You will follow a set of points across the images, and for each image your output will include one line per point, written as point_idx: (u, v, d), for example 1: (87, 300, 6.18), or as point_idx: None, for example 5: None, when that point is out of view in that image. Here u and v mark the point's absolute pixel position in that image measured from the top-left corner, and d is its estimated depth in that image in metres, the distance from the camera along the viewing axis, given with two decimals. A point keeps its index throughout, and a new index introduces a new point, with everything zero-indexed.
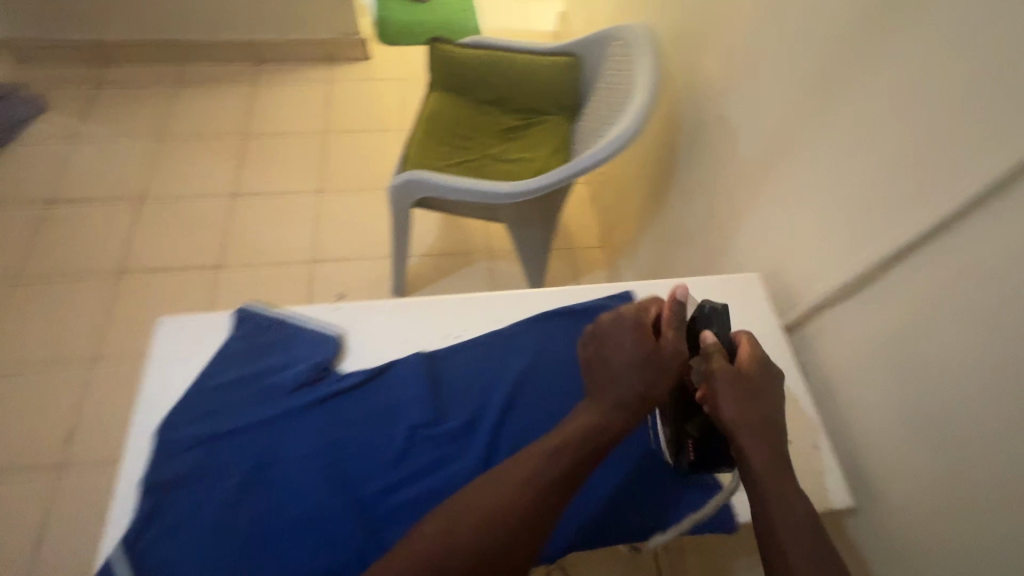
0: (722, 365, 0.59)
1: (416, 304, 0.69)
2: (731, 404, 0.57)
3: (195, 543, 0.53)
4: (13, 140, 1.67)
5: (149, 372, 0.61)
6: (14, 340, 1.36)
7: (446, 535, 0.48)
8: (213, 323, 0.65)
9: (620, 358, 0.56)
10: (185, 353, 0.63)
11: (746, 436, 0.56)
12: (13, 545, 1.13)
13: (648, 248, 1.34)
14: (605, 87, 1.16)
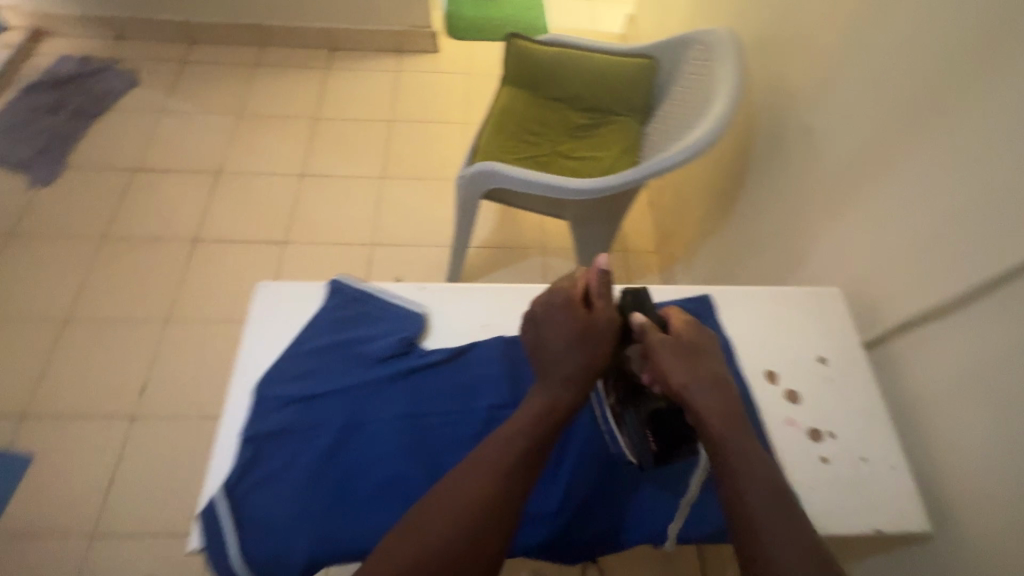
0: (656, 335, 0.61)
1: (496, 289, 0.72)
2: (677, 370, 0.58)
3: (289, 493, 0.56)
4: (106, 109, 1.79)
5: (250, 331, 0.66)
6: (98, 295, 1.45)
7: (420, 518, 0.50)
8: (310, 291, 0.69)
9: (560, 336, 0.60)
10: (282, 316, 0.67)
11: (697, 399, 0.57)
12: (86, 485, 1.22)
13: (709, 256, 1.33)
14: (682, 91, 1.16)
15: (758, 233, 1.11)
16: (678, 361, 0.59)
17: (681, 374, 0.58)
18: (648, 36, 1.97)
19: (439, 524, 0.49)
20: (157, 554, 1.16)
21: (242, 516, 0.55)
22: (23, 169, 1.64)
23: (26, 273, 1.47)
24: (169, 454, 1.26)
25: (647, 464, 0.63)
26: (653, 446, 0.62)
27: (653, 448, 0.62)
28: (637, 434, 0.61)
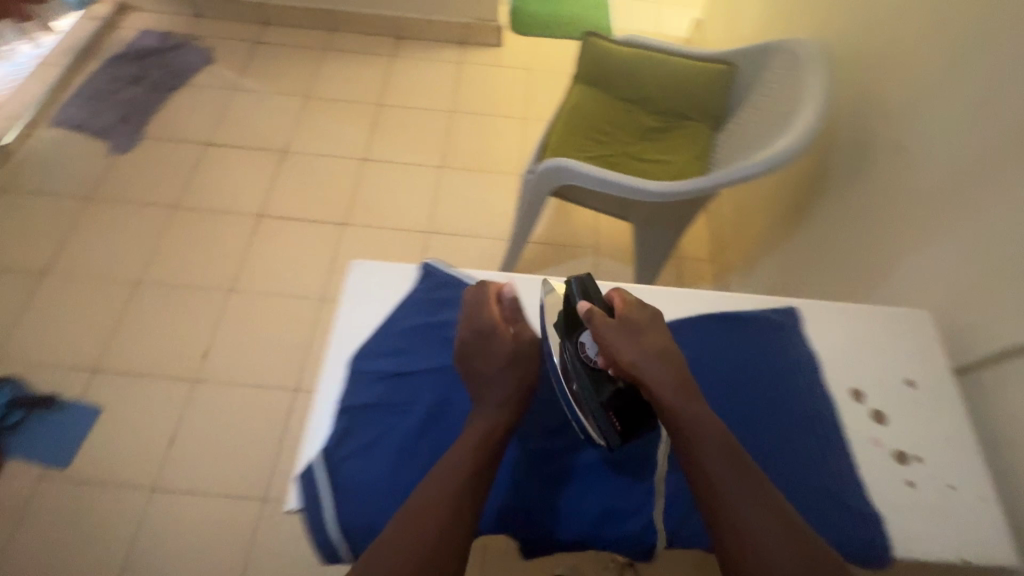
0: (600, 320, 0.62)
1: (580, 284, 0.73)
2: (625, 349, 0.61)
3: (382, 465, 0.59)
4: (182, 83, 1.86)
5: (345, 304, 0.68)
6: (168, 260, 1.52)
7: (404, 530, 0.50)
8: (402, 271, 0.72)
9: (483, 360, 0.63)
10: (375, 293, 0.70)
11: (649, 377, 0.60)
12: (149, 440, 1.27)
13: (771, 269, 1.30)
14: (760, 100, 1.14)
15: (829, 250, 1.09)
16: (625, 341, 0.61)
17: (630, 351, 0.61)
18: (714, 42, 1.95)
19: (410, 533, 0.50)
20: (211, 513, 1.21)
21: (338, 482, 0.58)
22: (104, 136, 1.72)
23: (103, 235, 1.54)
24: (226, 418, 1.31)
25: (614, 444, 0.62)
26: (618, 425, 0.62)
27: (619, 427, 0.61)
28: (603, 417, 0.61)
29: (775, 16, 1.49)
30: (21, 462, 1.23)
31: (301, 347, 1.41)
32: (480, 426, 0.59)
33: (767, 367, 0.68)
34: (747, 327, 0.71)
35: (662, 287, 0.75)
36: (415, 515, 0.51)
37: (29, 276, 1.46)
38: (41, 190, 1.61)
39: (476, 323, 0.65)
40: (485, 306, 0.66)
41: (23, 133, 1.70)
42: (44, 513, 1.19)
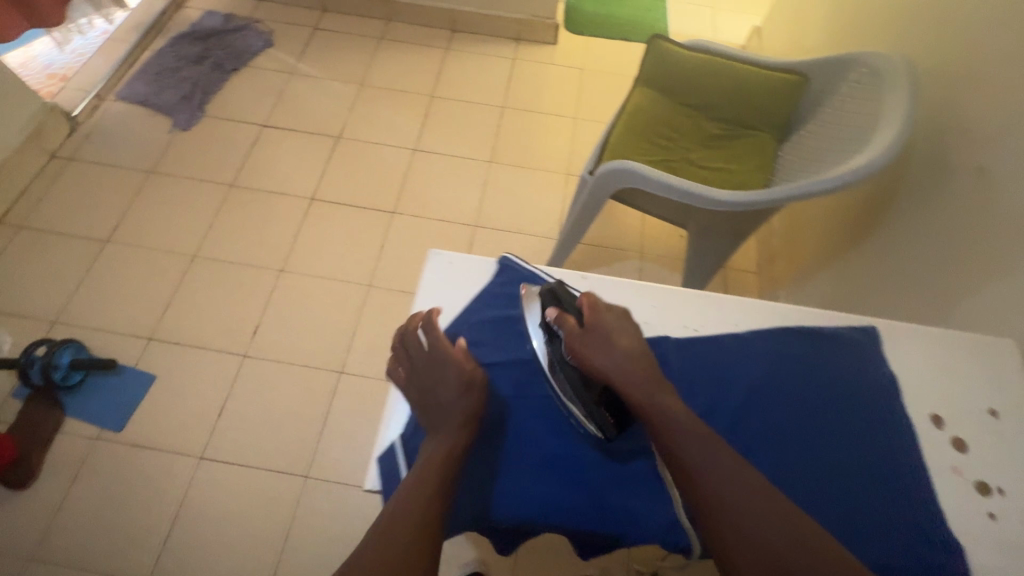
0: (569, 328, 0.66)
1: (654, 287, 0.74)
2: (594, 355, 0.64)
3: None
4: (243, 64, 1.90)
5: (423, 290, 0.75)
6: (223, 237, 1.56)
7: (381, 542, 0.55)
8: (479, 264, 0.77)
9: (437, 389, 0.67)
10: (451, 282, 0.76)
11: (619, 378, 0.63)
12: (199, 411, 1.31)
13: (826, 285, 1.27)
14: (835, 114, 1.12)
15: (893, 270, 1.06)
16: (594, 347, 0.65)
17: (598, 357, 0.64)
18: (773, 51, 1.91)
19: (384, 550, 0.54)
20: (255, 486, 1.24)
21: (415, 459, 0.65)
22: (167, 112, 1.77)
23: (163, 209, 1.59)
24: (273, 395, 1.34)
25: (611, 434, 0.65)
26: (611, 418, 0.65)
27: (612, 420, 0.65)
28: (596, 412, 0.64)
29: (844, 28, 1.46)
30: (80, 421, 1.27)
31: (347, 331, 1.44)
32: (446, 444, 0.62)
33: (846, 384, 0.67)
34: (826, 342, 0.70)
35: (739, 296, 0.74)
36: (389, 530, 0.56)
37: (92, 244, 1.52)
38: (106, 162, 1.66)
39: (424, 355, 0.70)
40: (432, 337, 0.70)
41: (92, 105, 1.75)
42: (98, 472, 1.23)
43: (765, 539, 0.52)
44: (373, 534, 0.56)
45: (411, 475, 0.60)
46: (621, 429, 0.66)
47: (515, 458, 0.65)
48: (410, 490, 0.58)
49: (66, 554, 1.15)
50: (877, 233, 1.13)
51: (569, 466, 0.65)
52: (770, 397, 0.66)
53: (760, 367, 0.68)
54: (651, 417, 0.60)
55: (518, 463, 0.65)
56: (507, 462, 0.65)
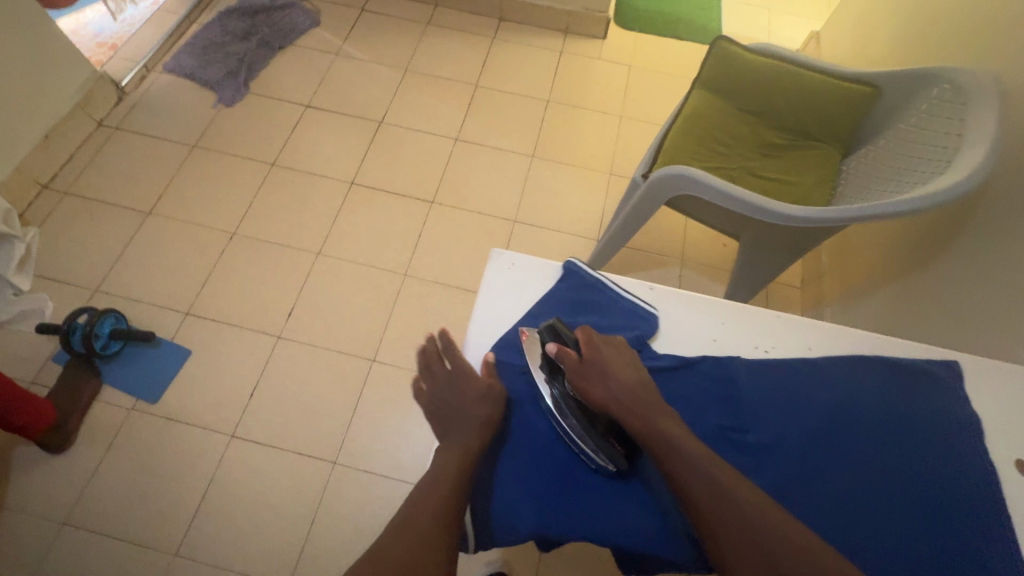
0: (570, 364, 0.65)
1: (722, 303, 0.74)
2: (596, 390, 0.64)
3: (526, 459, 0.65)
4: (289, 43, 1.89)
5: (485, 291, 0.74)
6: (262, 217, 1.55)
7: (398, 538, 0.57)
8: (544, 268, 0.76)
9: (452, 399, 0.67)
10: (514, 284, 0.75)
11: (620, 413, 0.63)
12: (232, 389, 1.32)
13: (881, 308, 1.23)
14: (909, 132, 1.06)
15: (959, 300, 1.01)
16: (596, 382, 0.64)
17: (599, 392, 0.64)
18: (831, 58, 1.84)
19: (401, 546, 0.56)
20: (283, 468, 1.24)
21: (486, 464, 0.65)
22: (213, 87, 1.76)
23: (204, 185, 1.59)
24: (304, 379, 1.34)
25: (621, 467, 0.63)
26: (620, 447, 0.64)
27: (620, 449, 0.63)
28: (603, 446, 0.63)
29: (915, 39, 1.39)
30: (117, 391, 1.29)
31: (380, 319, 1.43)
32: (458, 450, 0.63)
33: (925, 418, 0.64)
34: (905, 373, 0.66)
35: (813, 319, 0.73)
36: (409, 526, 0.58)
37: (134, 215, 1.53)
38: (151, 133, 1.67)
39: (442, 369, 0.70)
40: (450, 354, 0.71)
41: (139, 76, 1.76)
42: (132, 442, 1.25)
43: (763, 554, 0.53)
44: (392, 528, 0.58)
45: (428, 477, 0.61)
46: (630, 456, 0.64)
47: (534, 479, 0.63)
48: (417, 501, 0.59)
49: (97, 521, 1.17)
50: (943, 260, 1.08)
51: (584, 489, 0.63)
52: (852, 428, 0.63)
53: (832, 395, 0.65)
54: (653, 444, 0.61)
55: (545, 487, 0.63)
56: (525, 484, 0.63)
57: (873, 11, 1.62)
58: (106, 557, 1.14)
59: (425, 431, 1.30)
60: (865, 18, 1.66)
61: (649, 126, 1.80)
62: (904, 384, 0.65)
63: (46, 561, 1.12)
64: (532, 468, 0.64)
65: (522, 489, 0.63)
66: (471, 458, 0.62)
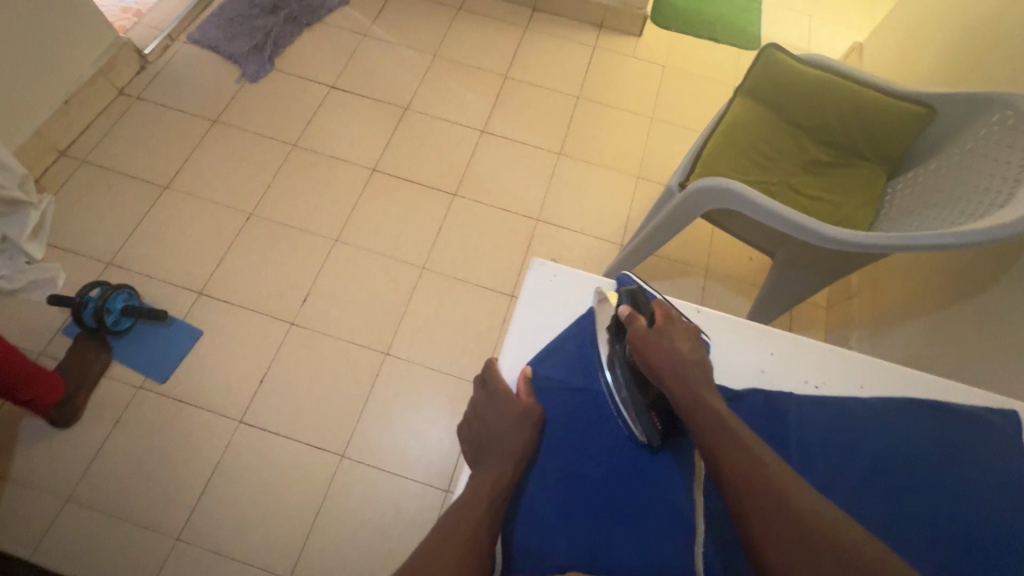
0: (637, 326, 0.66)
1: (775, 333, 0.76)
2: (653, 355, 0.64)
3: (566, 486, 0.63)
4: (317, 20, 1.84)
5: (523, 302, 0.75)
6: (281, 199, 1.52)
7: (428, 552, 0.55)
8: (585, 283, 0.77)
9: (495, 420, 0.67)
10: (553, 296, 0.76)
11: (673, 384, 0.63)
12: (243, 373, 1.30)
13: (913, 336, 1.19)
14: (964, 157, 1.02)
15: (1004, 334, 0.97)
16: (658, 348, 0.64)
17: (658, 358, 0.64)
18: (873, 70, 1.78)
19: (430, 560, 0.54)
20: (291, 458, 1.22)
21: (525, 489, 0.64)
22: (237, 61, 1.72)
23: (224, 162, 1.56)
24: (317, 368, 1.32)
25: (655, 442, 0.63)
26: (658, 425, 0.64)
27: (658, 427, 0.64)
28: (645, 417, 0.63)
29: (971, 58, 1.33)
30: (128, 368, 1.27)
31: (396, 311, 1.40)
32: (492, 474, 0.62)
33: (985, 468, 0.62)
34: (961, 423, 0.65)
35: (866, 356, 0.75)
36: (440, 543, 0.56)
37: (152, 189, 1.50)
38: (172, 105, 1.63)
39: (482, 391, 0.72)
40: (489, 373, 0.72)
41: (163, 45, 1.72)
42: (140, 422, 1.23)
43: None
44: (423, 544, 0.57)
45: (465, 495, 0.60)
46: (667, 436, 0.65)
47: (574, 504, 0.62)
48: (441, 530, 0.57)
49: (102, 499, 1.15)
50: (990, 291, 1.03)
51: (620, 515, 0.61)
52: (902, 476, 0.62)
53: (884, 443, 0.64)
54: (701, 429, 0.59)
55: (588, 514, 0.61)
56: (565, 510, 0.61)
57: (924, 25, 1.56)
58: (109, 537, 1.12)
59: (436, 429, 1.27)
60: (915, 31, 1.60)
61: (681, 130, 1.75)
62: (958, 433, 0.64)
63: (49, 537, 1.11)
64: (567, 487, 0.63)
65: (553, 510, 0.61)
66: (506, 482, 0.61)
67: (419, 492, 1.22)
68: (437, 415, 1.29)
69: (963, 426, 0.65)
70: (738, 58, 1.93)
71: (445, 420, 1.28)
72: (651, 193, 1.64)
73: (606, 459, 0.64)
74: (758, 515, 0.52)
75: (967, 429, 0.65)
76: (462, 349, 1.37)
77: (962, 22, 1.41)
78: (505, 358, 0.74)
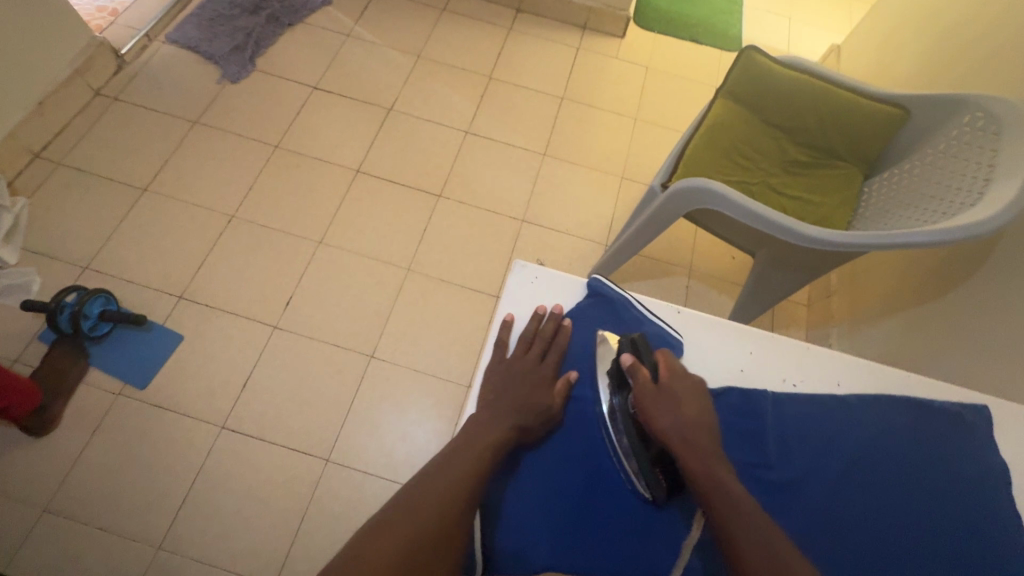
0: (641, 381, 0.66)
1: (753, 333, 0.77)
2: (659, 416, 0.64)
3: (544, 476, 0.64)
4: (298, 20, 1.82)
5: (504, 301, 0.77)
6: (263, 201, 1.50)
7: (413, 511, 0.57)
8: (568, 284, 0.79)
9: (516, 378, 0.70)
10: (535, 296, 0.78)
11: (677, 446, 0.62)
12: (225, 378, 1.28)
13: (890, 333, 1.22)
14: (938, 158, 1.04)
15: (974, 332, 1.00)
16: (663, 407, 0.64)
17: (663, 419, 0.64)
18: (850, 73, 1.82)
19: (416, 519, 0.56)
20: (275, 463, 1.21)
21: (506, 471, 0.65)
22: (217, 62, 1.70)
23: (204, 163, 1.54)
24: (300, 371, 1.31)
25: (659, 497, 0.62)
26: (664, 481, 0.62)
27: (664, 484, 0.62)
28: (649, 471, 0.62)
29: (943, 62, 1.37)
30: (105, 374, 1.25)
31: (382, 314, 1.39)
32: (478, 449, 0.63)
33: (951, 462, 0.64)
34: (932, 419, 0.67)
35: (844, 355, 0.76)
36: (424, 505, 0.57)
37: (130, 191, 1.47)
38: (150, 106, 1.60)
39: (533, 353, 0.72)
40: (543, 344, 0.73)
41: (141, 45, 1.69)
42: (119, 429, 1.20)
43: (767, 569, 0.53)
44: (409, 500, 0.58)
45: (450, 461, 0.62)
46: (672, 493, 0.63)
47: (551, 493, 0.63)
48: (411, 492, 0.59)
49: (80, 509, 1.13)
50: (961, 289, 1.06)
51: (595, 507, 0.62)
52: (872, 469, 0.64)
53: (860, 440, 0.66)
54: (710, 490, 0.59)
55: (564, 505, 0.62)
56: (542, 498, 0.62)
57: (898, 28, 1.60)
58: (88, 547, 1.10)
59: (422, 432, 1.27)
60: (889, 35, 1.64)
61: (665, 131, 1.77)
62: (930, 429, 0.66)
63: (25, 549, 1.08)
64: (546, 488, 0.63)
65: (532, 510, 0.62)
66: (484, 462, 0.61)
67: None
68: (423, 417, 1.28)
69: (935, 420, 0.67)
70: (720, 60, 1.95)
71: (431, 423, 1.28)
72: (635, 194, 1.65)
73: (585, 461, 0.65)
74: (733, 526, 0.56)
75: (939, 424, 0.66)
76: (447, 351, 1.36)
77: (934, 25, 1.45)
78: (487, 354, 0.76)
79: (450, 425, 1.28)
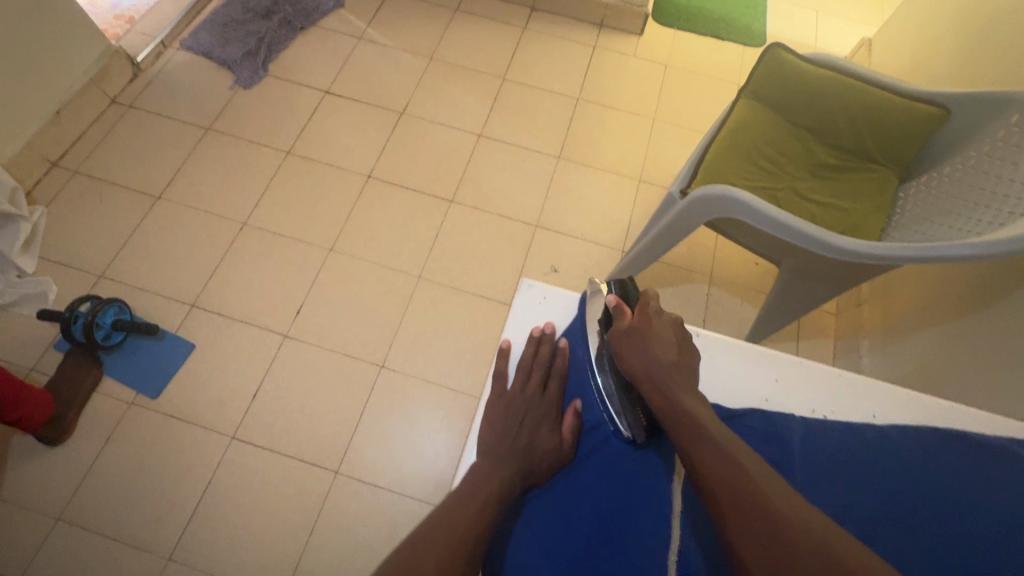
0: (620, 321, 0.70)
1: (779, 358, 0.74)
2: (630, 355, 0.67)
3: (558, 508, 0.63)
4: (311, 24, 1.81)
5: (509, 322, 0.77)
6: (274, 208, 1.49)
7: (419, 548, 0.54)
8: (568, 303, 0.78)
9: (518, 412, 0.70)
10: (540, 317, 0.77)
11: (643, 382, 0.64)
12: (235, 388, 1.27)
13: (928, 346, 1.14)
14: (981, 162, 0.97)
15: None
16: (633, 346, 0.67)
17: (634, 358, 0.66)
18: (882, 68, 1.72)
19: (421, 555, 0.53)
20: (284, 474, 1.19)
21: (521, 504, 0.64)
22: (230, 67, 1.69)
23: (216, 171, 1.53)
24: (310, 380, 1.29)
25: (639, 438, 0.65)
26: (644, 420, 0.66)
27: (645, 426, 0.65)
28: (632, 416, 0.66)
29: (985, 56, 1.28)
30: (118, 383, 1.25)
31: (392, 323, 1.37)
32: (482, 485, 0.61)
33: (1007, 495, 0.57)
34: (984, 454, 0.61)
35: (877, 382, 0.72)
36: (429, 544, 0.54)
37: (144, 200, 1.47)
38: (164, 114, 1.61)
39: (534, 382, 0.72)
40: (537, 372, 0.73)
41: (156, 52, 1.70)
42: (131, 439, 1.20)
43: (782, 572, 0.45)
44: (413, 539, 0.55)
45: (455, 496, 0.60)
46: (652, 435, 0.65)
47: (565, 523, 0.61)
48: (411, 544, 0.55)
49: (91, 519, 1.13)
50: (1010, 298, 0.97)
51: (612, 531, 0.59)
52: (916, 499, 0.58)
53: (900, 477, 0.60)
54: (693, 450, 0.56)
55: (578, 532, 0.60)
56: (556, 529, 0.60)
57: (935, 19, 1.51)
58: (99, 557, 1.10)
59: (432, 445, 1.24)
60: (926, 26, 1.55)
61: (684, 132, 1.71)
62: (982, 462, 0.60)
63: (39, 559, 1.09)
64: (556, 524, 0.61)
65: (539, 550, 0.59)
66: (490, 497, 0.60)
67: (415, 509, 1.19)
68: (433, 428, 1.26)
69: (988, 454, 0.61)
70: (742, 57, 1.87)
71: (444, 435, 1.25)
72: (654, 198, 1.59)
73: (595, 493, 0.63)
74: (736, 531, 0.49)
75: (993, 456, 0.61)
76: (458, 361, 1.33)
77: (975, 16, 1.36)
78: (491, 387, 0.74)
79: (460, 438, 1.24)
